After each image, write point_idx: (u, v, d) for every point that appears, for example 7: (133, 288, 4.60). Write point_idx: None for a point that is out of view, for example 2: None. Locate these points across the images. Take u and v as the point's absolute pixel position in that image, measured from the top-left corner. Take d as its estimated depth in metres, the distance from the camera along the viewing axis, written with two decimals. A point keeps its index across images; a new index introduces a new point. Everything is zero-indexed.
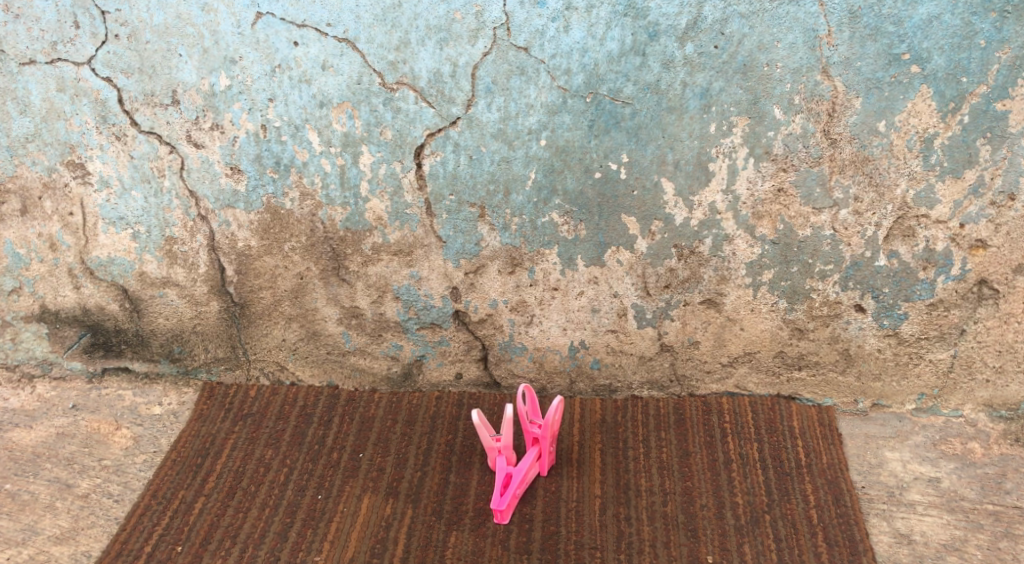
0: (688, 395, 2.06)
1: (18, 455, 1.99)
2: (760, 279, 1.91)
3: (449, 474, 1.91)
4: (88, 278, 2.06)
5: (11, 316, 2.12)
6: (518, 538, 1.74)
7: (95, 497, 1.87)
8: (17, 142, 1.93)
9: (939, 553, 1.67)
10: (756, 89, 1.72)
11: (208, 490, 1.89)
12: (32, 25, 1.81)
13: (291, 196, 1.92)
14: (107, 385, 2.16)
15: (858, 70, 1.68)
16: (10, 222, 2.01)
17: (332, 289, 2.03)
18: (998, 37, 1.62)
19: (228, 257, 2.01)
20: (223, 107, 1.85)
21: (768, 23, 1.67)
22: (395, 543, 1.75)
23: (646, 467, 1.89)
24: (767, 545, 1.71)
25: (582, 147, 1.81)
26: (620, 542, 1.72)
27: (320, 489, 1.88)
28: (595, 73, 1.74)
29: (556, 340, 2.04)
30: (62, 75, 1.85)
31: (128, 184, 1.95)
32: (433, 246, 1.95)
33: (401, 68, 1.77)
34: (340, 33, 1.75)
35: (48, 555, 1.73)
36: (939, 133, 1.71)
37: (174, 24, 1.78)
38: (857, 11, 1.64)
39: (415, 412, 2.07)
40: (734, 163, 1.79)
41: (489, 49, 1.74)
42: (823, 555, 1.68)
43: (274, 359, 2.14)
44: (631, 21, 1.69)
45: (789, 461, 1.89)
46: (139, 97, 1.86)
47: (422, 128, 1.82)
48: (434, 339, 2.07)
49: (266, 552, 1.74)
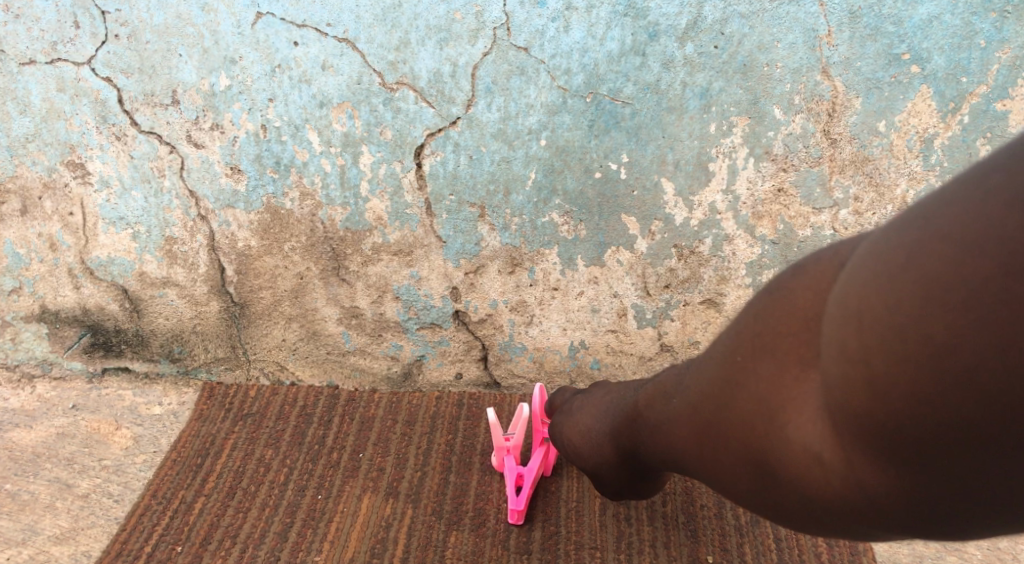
0: None
1: (18, 455, 1.98)
2: (760, 279, 1.92)
3: (449, 474, 1.92)
4: (88, 278, 2.06)
5: (11, 316, 2.11)
6: (518, 538, 1.76)
7: (95, 497, 1.87)
8: (17, 142, 1.90)
9: (938, 553, 1.73)
10: (756, 89, 1.72)
11: (207, 490, 1.89)
12: (32, 25, 1.79)
13: (291, 196, 1.92)
14: (107, 385, 2.16)
15: (858, 70, 1.68)
16: (10, 222, 2.00)
17: (332, 289, 2.03)
18: (999, 37, 1.61)
19: (228, 257, 2.01)
20: (223, 107, 1.83)
21: (768, 23, 1.66)
22: (395, 543, 1.76)
23: None
24: (766, 545, 1.75)
25: (582, 147, 1.80)
26: (620, 542, 1.75)
27: (320, 489, 1.89)
28: (595, 73, 1.73)
29: (556, 340, 2.05)
30: (61, 75, 1.83)
31: (128, 184, 1.94)
32: (434, 246, 1.95)
33: (401, 68, 1.76)
34: (340, 33, 1.74)
35: (48, 556, 1.74)
36: (939, 133, 1.71)
37: (174, 24, 1.76)
38: (857, 11, 1.64)
39: (415, 412, 2.09)
40: (734, 163, 1.80)
41: (489, 49, 1.74)
42: (823, 555, 1.73)
43: (274, 359, 2.15)
44: (631, 21, 1.69)
45: None
46: (139, 97, 1.84)
47: (422, 128, 1.82)
48: (434, 339, 2.08)
49: (267, 552, 1.75)
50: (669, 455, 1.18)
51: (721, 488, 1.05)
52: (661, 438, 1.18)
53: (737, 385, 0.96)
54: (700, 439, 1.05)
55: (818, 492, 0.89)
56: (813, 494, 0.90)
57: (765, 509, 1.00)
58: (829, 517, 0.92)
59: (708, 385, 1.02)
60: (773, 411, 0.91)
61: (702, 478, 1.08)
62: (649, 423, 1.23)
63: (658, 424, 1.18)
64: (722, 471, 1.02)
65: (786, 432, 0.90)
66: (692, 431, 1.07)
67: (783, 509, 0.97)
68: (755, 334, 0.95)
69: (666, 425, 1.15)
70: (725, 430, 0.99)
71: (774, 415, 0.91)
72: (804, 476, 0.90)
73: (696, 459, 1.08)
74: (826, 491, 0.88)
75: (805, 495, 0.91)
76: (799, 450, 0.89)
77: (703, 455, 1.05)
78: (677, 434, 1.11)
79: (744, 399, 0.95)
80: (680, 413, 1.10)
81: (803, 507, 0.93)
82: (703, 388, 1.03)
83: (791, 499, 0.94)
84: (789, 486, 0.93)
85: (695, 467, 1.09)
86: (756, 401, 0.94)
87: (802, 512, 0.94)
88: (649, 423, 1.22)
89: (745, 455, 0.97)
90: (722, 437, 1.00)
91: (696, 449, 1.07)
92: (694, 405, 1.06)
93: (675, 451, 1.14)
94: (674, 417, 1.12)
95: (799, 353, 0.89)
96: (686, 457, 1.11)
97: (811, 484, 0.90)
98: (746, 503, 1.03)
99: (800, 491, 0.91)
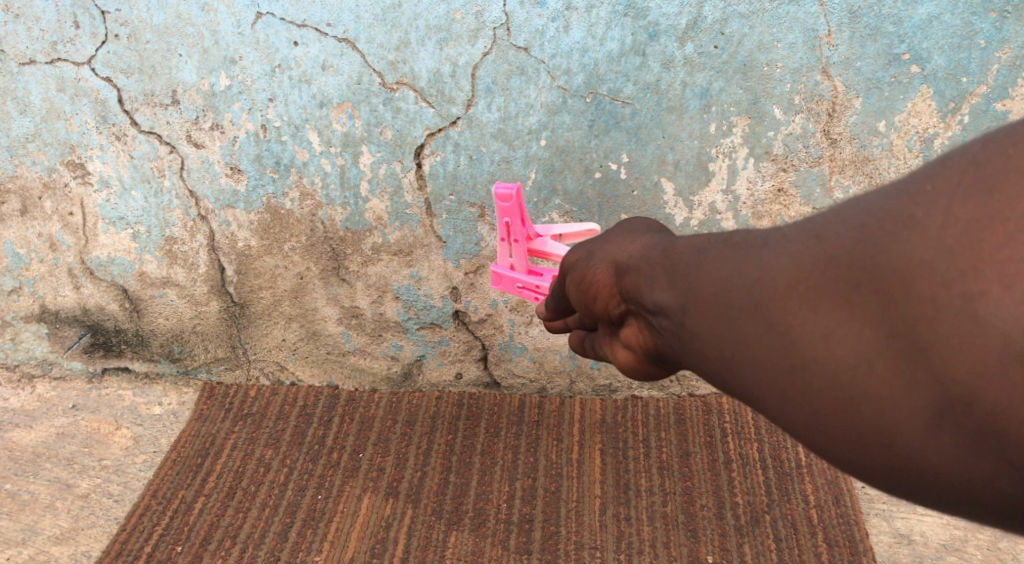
0: (688, 395, 2.10)
1: (18, 455, 1.98)
2: None
3: (449, 474, 1.92)
4: (88, 278, 2.06)
5: (11, 316, 2.12)
6: (518, 539, 1.77)
7: (95, 497, 1.87)
8: (17, 142, 1.90)
9: (938, 553, 1.74)
10: (756, 88, 1.72)
11: (208, 490, 1.89)
12: (32, 25, 1.78)
13: (291, 196, 1.91)
14: (107, 385, 2.16)
15: (858, 69, 1.68)
16: (10, 222, 2.00)
17: (332, 289, 2.03)
18: (999, 37, 1.61)
19: (228, 257, 2.01)
20: (223, 107, 1.83)
21: (768, 23, 1.66)
22: (395, 543, 1.77)
23: (646, 468, 1.93)
24: (767, 545, 1.75)
25: (581, 147, 1.80)
26: (620, 542, 1.76)
27: (320, 489, 1.89)
28: (595, 73, 1.73)
29: (556, 340, 2.05)
30: (62, 75, 1.82)
31: (128, 184, 1.94)
32: (433, 246, 1.95)
33: (401, 68, 1.75)
34: (340, 33, 1.73)
35: (48, 556, 1.74)
36: (939, 133, 1.72)
37: (173, 24, 1.75)
38: (857, 11, 1.63)
39: (415, 412, 2.09)
40: (734, 163, 1.81)
41: (489, 49, 1.72)
42: (823, 555, 1.73)
43: (274, 359, 2.15)
44: (631, 21, 1.68)
45: (789, 461, 1.94)
46: (139, 97, 1.83)
47: (422, 128, 1.81)
48: (434, 339, 2.08)
49: (266, 552, 1.75)
50: (691, 315, 0.74)
51: (781, 372, 0.66)
52: (710, 286, 0.72)
53: (922, 221, 0.60)
54: (816, 291, 0.64)
55: (930, 421, 0.59)
56: (940, 414, 0.58)
57: (811, 426, 0.66)
58: (885, 463, 0.63)
59: (883, 210, 0.63)
60: (968, 273, 0.56)
61: (762, 352, 0.67)
62: (692, 262, 0.77)
63: (723, 267, 0.72)
64: (826, 338, 0.63)
65: (976, 313, 0.55)
66: (805, 274, 0.65)
67: (849, 435, 0.63)
68: (988, 168, 0.60)
69: (747, 269, 0.70)
70: (871, 280, 0.61)
71: (967, 282, 0.56)
72: (964, 390, 0.56)
73: (770, 323, 0.66)
74: (930, 419, 0.59)
75: (920, 420, 0.59)
76: (981, 349, 0.55)
77: (810, 314, 0.64)
78: (769, 277, 0.68)
79: (924, 240, 0.59)
80: (780, 248, 0.69)
81: (881, 439, 0.62)
82: (863, 214, 0.64)
83: (888, 417, 0.61)
84: (910, 391, 0.59)
85: (751, 335, 0.68)
86: (945, 248, 0.58)
87: (870, 449, 0.63)
88: (697, 265, 0.76)
89: (876, 342, 0.61)
90: (860, 291, 0.62)
91: (794, 301, 0.65)
92: (832, 237, 0.65)
93: (727, 307, 0.70)
94: (776, 255, 0.68)
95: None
96: (747, 317, 0.68)
97: (960, 407, 0.57)
98: (789, 405, 0.66)
99: (928, 408, 0.59)
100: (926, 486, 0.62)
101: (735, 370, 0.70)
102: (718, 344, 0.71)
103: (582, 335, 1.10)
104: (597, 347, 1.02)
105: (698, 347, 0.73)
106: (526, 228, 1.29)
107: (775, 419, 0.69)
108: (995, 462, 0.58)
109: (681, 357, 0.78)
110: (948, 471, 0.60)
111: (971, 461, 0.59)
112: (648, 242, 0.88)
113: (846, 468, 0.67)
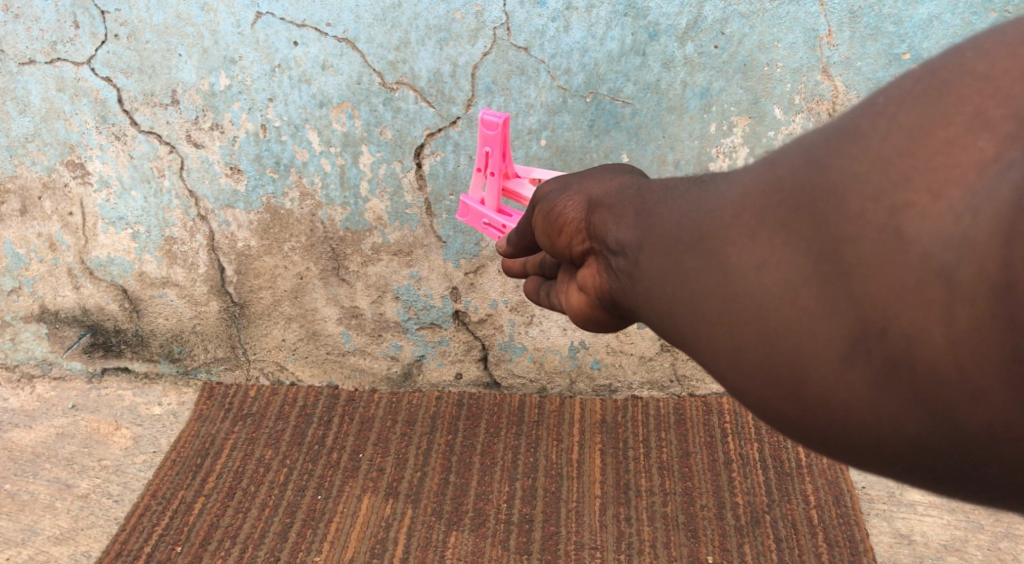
0: (688, 395, 2.10)
1: (18, 455, 1.98)
2: None
3: (449, 474, 1.92)
4: (88, 278, 2.06)
5: (11, 316, 2.11)
6: (518, 539, 1.77)
7: (95, 497, 1.87)
8: (17, 142, 1.90)
9: (938, 553, 1.74)
10: (756, 88, 1.73)
11: (207, 490, 1.89)
12: (31, 25, 1.77)
13: (291, 196, 1.91)
14: (107, 385, 2.16)
15: (858, 69, 1.69)
16: (10, 222, 2.00)
17: (332, 289, 2.03)
18: None
19: (228, 257, 2.01)
20: (223, 107, 1.82)
21: (768, 22, 1.66)
22: (395, 543, 1.76)
23: (646, 468, 1.93)
24: (767, 545, 1.75)
25: (581, 147, 1.80)
26: (620, 542, 1.75)
27: (320, 489, 1.89)
28: (595, 73, 1.72)
29: (557, 340, 2.05)
30: (61, 75, 1.81)
31: (128, 184, 1.93)
32: (434, 246, 1.95)
33: (401, 67, 1.74)
34: (340, 33, 1.72)
35: (48, 556, 1.74)
36: None
37: (173, 24, 1.74)
38: (857, 11, 1.63)
39: (415, 412, 2.09)
40: (734, 163, 1.81)
41: (489, 49, 1.72)
42: (823, 555, 1.73)
43: (274, 359, 2.15)
44: (631, 21, 1.67)
45: (789, 461, 1.94)
46: (139, 97, 1.83)
47: (422, 128, 1.80)
48: (434, 339, 2.08)
49: (266, 552, 1.74)
50: (646, 253, 0.67)
51: (713, 306, 0.60)
52: (668, 221, 0.66)
53: (867, 133, 0.55)
54: (757, 218, 0.58)
55: (845, 354, 0.54)
56: (856, 346, 0.53)
57: (734, 366, 0.60)
58: (800, 405, 0.57)
59: (834, 128, 0.58)
60: (898, 184, 0.52)
61: (699, 287, 0.61)
62: (660, 199, 0.70)
63: (676, 203, 0.67)
64: (760, 267, 0.57)
65: (900, 228, 0.51)
66: (749, 203, 0.60)
67: (764, 368, 0.58)
68: (941, 76, 0.56)
69: (698, 203, 0.64)
70: (809, 203, 0.56)
71: (897, 192, 0.52)
72: (880, 314, 0.52)
73: (709, 252, 0.60)
74: (845, 352, 0.54)
75: (835, 354, 0.54)
76: (902, 268, 0.51)
77: (747, 241, 0.58)
78: (716, 207, 0.62)
79: (863, 153, 0.54)
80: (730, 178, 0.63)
81: (795, 372, 0.56)
82: (815, 137, 0.59)
83: (806, 351, 0.55)
84: (829, 319, 0.54)
85: (688, 268, 0.62)
86: (883, 158, 0.53)
87: (786, 388, 0.58)
88: (663, 201, 0.69)
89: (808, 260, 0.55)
90: (797, 215, 0.56)
91: (733, 229, 0.59)
92: (783, 161, 0.60)
93: (675, 241, 0.64)
94: (730, 186, 0.63)
95: (985, 112, 0.53)
96: (689, 249, 0.62)
97: (874, 336, 0.53)
98: (707, 335, 0.61)
99: (844, 338, 0.54)
100: (838, 433, 0.57)
101: (673, 310, 0.63)
102: (660, 282, 0.65)
103: (537, 282, 1.02)
104: (553, 294, 0.95)
105: (645, 287, 0.67)
106: (505, 162, 1.24)
107: (702, 361, 0.63)
108: (904, 400, 0.53)
109: (629, 302, 0.71)
110: (861, 414, 0.55)
111: (883, 403, 0.54)
112: (631, 181, 0.78)
113: (763, 414, 0.61)
